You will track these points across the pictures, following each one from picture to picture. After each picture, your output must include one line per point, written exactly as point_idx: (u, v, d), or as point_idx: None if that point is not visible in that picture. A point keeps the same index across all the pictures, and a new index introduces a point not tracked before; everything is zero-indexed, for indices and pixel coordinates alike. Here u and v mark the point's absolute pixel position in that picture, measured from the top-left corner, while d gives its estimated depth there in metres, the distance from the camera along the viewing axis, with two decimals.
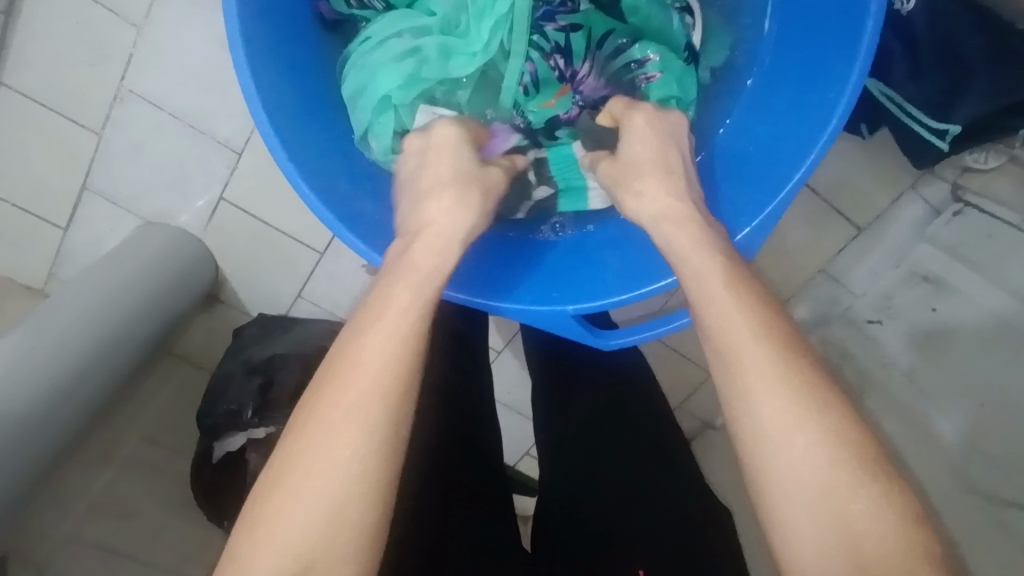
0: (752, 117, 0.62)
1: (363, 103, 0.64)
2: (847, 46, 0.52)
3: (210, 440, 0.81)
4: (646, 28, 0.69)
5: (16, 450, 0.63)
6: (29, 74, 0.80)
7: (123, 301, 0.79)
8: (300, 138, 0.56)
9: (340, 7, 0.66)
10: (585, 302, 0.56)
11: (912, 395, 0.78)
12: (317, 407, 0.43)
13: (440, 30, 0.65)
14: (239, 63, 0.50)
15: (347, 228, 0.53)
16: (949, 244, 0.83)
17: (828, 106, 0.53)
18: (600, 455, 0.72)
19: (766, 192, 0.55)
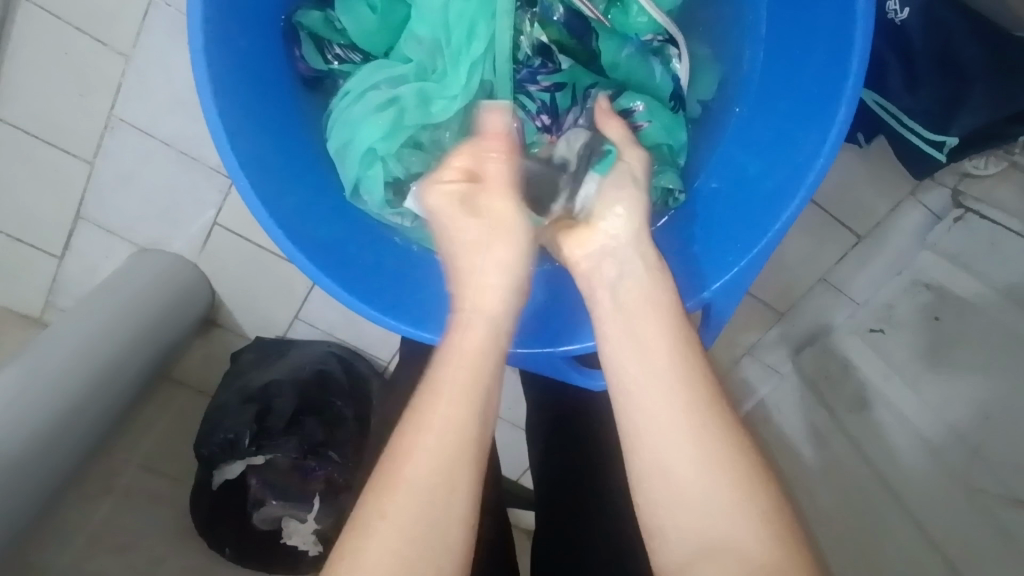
0: (741, 144, 0.60)
1: (350, 157, 0.61)
2: (836, 66, 0.51)
3: (206, 468, 0.80)
4: (630, 74, 0.65)
5: (13, 489, 0.63)
6: (18, 106, 0.80)
7: (120, 331, 0.79)
8: (280, 185, 0.55)
9: (318, 64, 0.64)
10: (571, 343, 0.56)
11: (916, 405, 0.77)
12: (416, 420, 0.43)
13: (416, 77, 0.62)
14: (211, 113, 0.49)
15: (327, 275, 0.53)
16: (951, 251, 0.82)
17: (822, 128, 0.51)
18: (594, 481, 0.70)
19: (760, 223, 0.53)
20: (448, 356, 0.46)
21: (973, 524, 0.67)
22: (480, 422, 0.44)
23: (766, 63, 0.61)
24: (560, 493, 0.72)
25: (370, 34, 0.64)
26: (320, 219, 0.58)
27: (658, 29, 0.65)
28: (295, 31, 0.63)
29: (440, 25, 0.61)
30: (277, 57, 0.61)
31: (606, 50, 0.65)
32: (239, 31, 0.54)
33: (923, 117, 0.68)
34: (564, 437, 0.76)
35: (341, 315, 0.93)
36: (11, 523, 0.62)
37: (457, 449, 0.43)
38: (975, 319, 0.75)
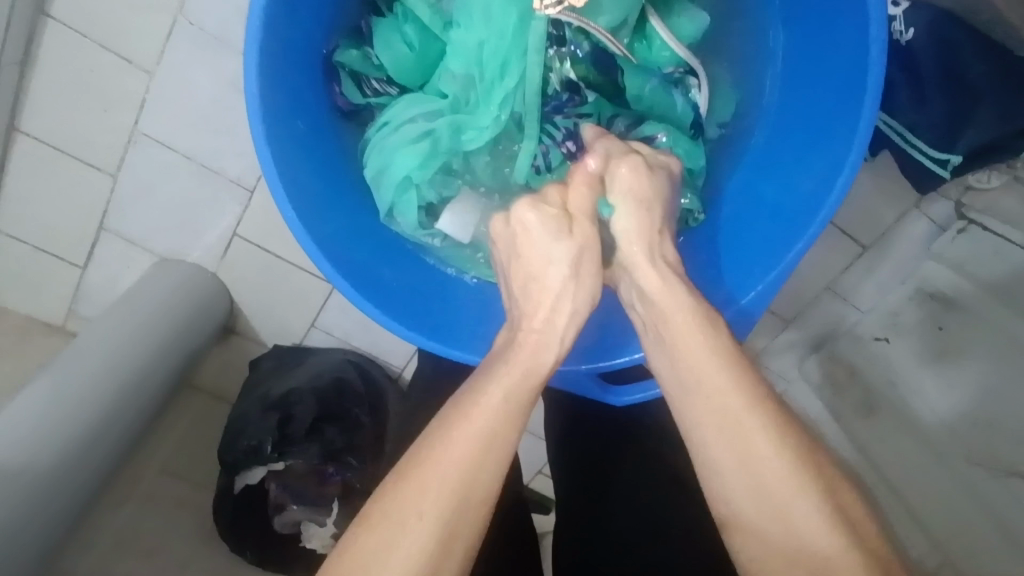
0: (760, 170, 0.63)
1: (385, 184, 0.63)
2: (854, 94, 0.53)
3: (229, 473, 0.83)
4: (654, 107, 0.66)
5: (46, 498, 0.65)
6: (43, 122, 0.82)
7: (144, 342, 0.81)
8: (319, 211, 0.56)
9: (356, 98, 0.65)
10: (599, 361, 0.58)
11: (924, 416, 0.80)
12: (422, 465, 0.44)
13: (450, 110, 0.63)
14: (259, 143, 0.51)
15: (367, 299, 0.54)
16: (956, 261, 0.83)
17: (840, 153, 0.53)
18: (613, 477, 0.74)
19: (780, 248, 0.55)
20: (470, 406, 0.46)
21: None
22: (489, 468, 0.44)
23: (784, 90, 0.63)
24: (580, 489, 0.75)
25: (404, 69, 0.65)
26: (356, 245, 0.59)
27: (680, 61, 0.67)
28: (335, 70, 0.64)
29: (474, 60, 0.61)
30: (315, 83, 0.62)
31: (632, 84, 0.65)
32: (284, 62, 0.55)
33: (929, 134, 0.70)
34: (581, 434, 0.79)
35: (357, 323, 0.95)
36: (47, 530, 0.65)
37: (463, 490, 0.43)
38: (981, 332, 0.77)
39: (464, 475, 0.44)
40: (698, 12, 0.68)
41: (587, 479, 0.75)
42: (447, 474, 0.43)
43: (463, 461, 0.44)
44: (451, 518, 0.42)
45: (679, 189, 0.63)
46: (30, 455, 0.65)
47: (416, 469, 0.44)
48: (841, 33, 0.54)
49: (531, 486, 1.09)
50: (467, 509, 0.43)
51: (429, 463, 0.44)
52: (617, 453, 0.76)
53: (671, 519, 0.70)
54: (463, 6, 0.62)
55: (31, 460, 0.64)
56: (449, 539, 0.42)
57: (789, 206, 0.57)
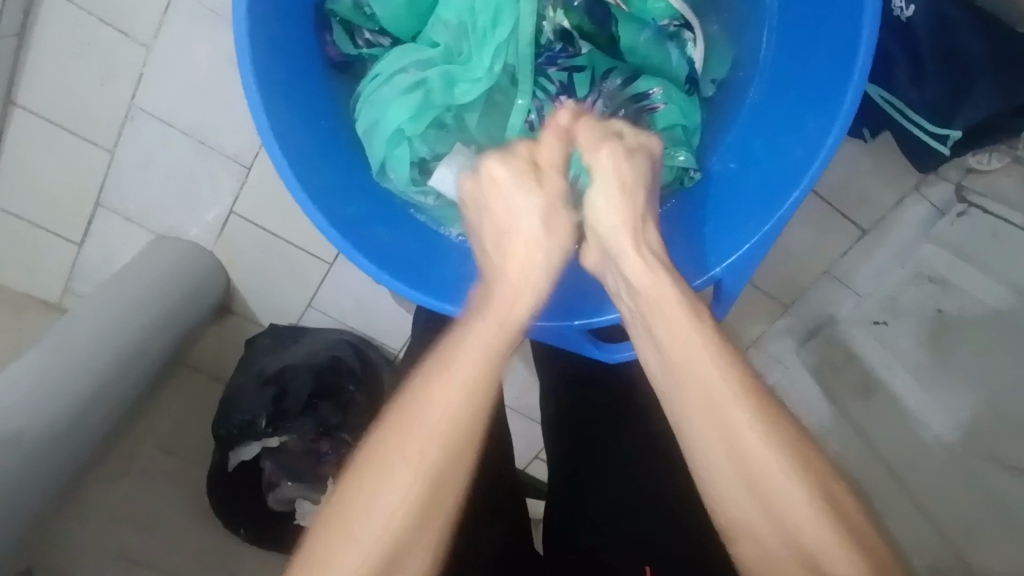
0: (751, 132, 0.62)
1: (377, 137, 0.62)
2: (845, 52, 0.52)
3: (223, 449, 0.83)
4: (649, 59, 0.67)
5: (38, 468, 0.65)
6: (40, 95, 0.81)
7: (139, 318, 0.81)
8: (311, 165, 0.56)
9: (348, 48, 0.65)
10: (589, 317, 0.58)
11: (918, 399, 0.80)
12: (388, 444, 0.46)
13: (443, 61, 0.64)
14: (250, 92, 0.50)
15: (358, 251, 0.54)
16: (954, 244, 0.83)
17: (829, 114, 0.53)
18: (606, 449, 0.73)
19: (766, 208, 0.55)
20: (430, 382, 0.47)
21: (977, 513, 0.70)
22: (464, 441, 0.46)
23: (779, 50, 0.62)
24: (571, 459, 0.75)
25: (398, 19, 0.65)
26: (348, 202, 0.59)
27: (674, 14, 0.67)
28: (326, 18, 0.64)
29: (465, 9, 0.62)
30: (310, 46, 0.62)
31: (626, 35, 0.66)
32: (275, 14, 0.55)
33: (926, 110, 0.70)
34: (578, 406, 0.78)
35: (353, 303, 0.94)
36: (38, 500, 0.65)
37: (448, 436, 0.46)
38: (978, 312, 0.76)
39: (439, 448, 0.45)
40: None
41: (581, 451, 0.75)
42: (423, 452, 0.45)
43: (441, 436, 0.46)
44: (423, 489, 0.45)
45: (673, 146, 0.63)
46: (21, 425, 0.65)
47: (391, 445, 0.46)
48: None
49: (527, 471, 1.09)
50: (445, 482, 0.45)
51: (402, 440, 0.46)
52: (611, 424, 0.75)
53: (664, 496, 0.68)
54: None
55: (23, 429, 0.64)
56: (424, 514, 0.44)
57: (776, 167, 0.57)
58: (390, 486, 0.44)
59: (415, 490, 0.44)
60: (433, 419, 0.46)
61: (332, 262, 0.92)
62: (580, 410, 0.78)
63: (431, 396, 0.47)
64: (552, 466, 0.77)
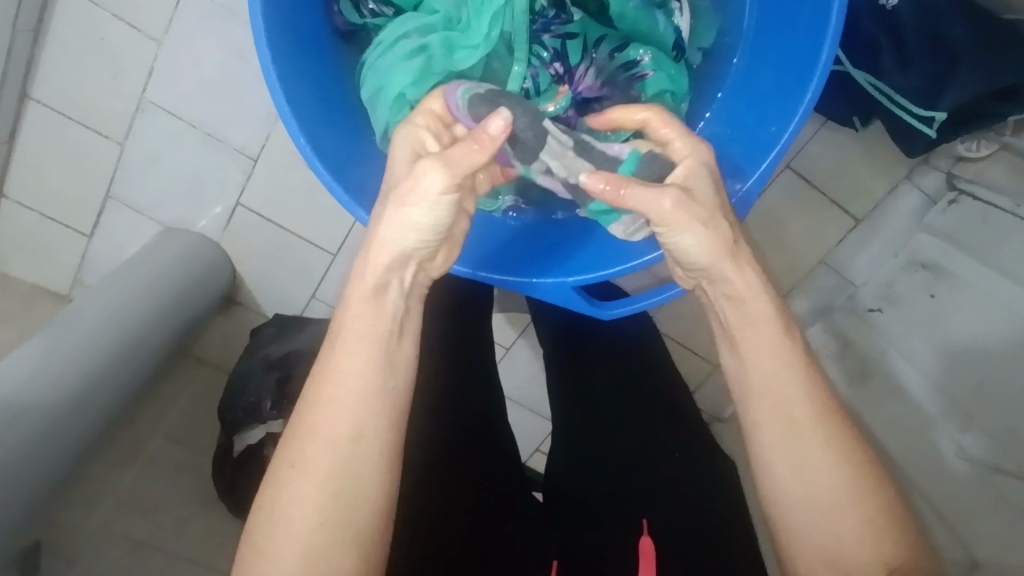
0: (735, 100, 0.65)
1: (380, 102, 0.63)
2: (818, 20, 0.54)
3: (230, 434, 0.85)
4: (637, 26, 0.68)
5: (47, 446, 0.66)
6: (55, 89, 0.84)
7: (145, 307, 0.83)
8: (320, 132, 0.58)
9: (354, 18, 0.68)
10: (583, 274, 0.59)
11: (916, 384, 0.81)
12: (308, 407, 0.46)
13: (443, 27, 0.65)
14: (264, 61, 0.52)
15: (361, 207, 0.55)
16: (946, 231, 0.84)
17: (804, 79, 0.55)
18: (607, 432, 0.74)
19: (746, 170, 0.58)
20: (339, 339, 0.46)
21: (976, 491, 0.71)
22: (346, 473, 0.45)
23: (761, 19, 0.64)
24: (576, 441, 0.76)
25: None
26: (355, 166, 0.61)
27: None
28: None
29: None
30: (318, 31, 0.65)
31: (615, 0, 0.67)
32: None
33: (913, 94, 0.72)
34: (580, 389, 0.80)
35: None
36: (46, 476, 0.66)
37: (361, 392, 0.46)
38: (968, 294, 0.77)
39: (316, 485, 0.45)
40: None
41: (587, 425, 0.76)
42: (303, 493, 0.45)
43: (320, 474, 0.45)
44: (313, 531, 0.44)
45: (662, 111, 0.67)
46: (29, 402, 0.66)
47: (273, 492, 0.45)
48: None
49: (528, 463, 1.10)
50: (334, 519, 0.44)
51: (285, 485, 0.45)
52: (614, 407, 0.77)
53: (667, 463, 0.69)
54: None
55: (30, 407, 0.66)
56: (317, 557, 0.44)
57: (756, 133, 0.60)
58: (279, 534, 0.44)
59: (305, 534, 0.44)
60: (310, 456, 0.45)
61: (336, 253, 0.93)
62: (586, 387, 0.80)
63: (305, 436, 0.46)
64: (558, 443, 0.79)
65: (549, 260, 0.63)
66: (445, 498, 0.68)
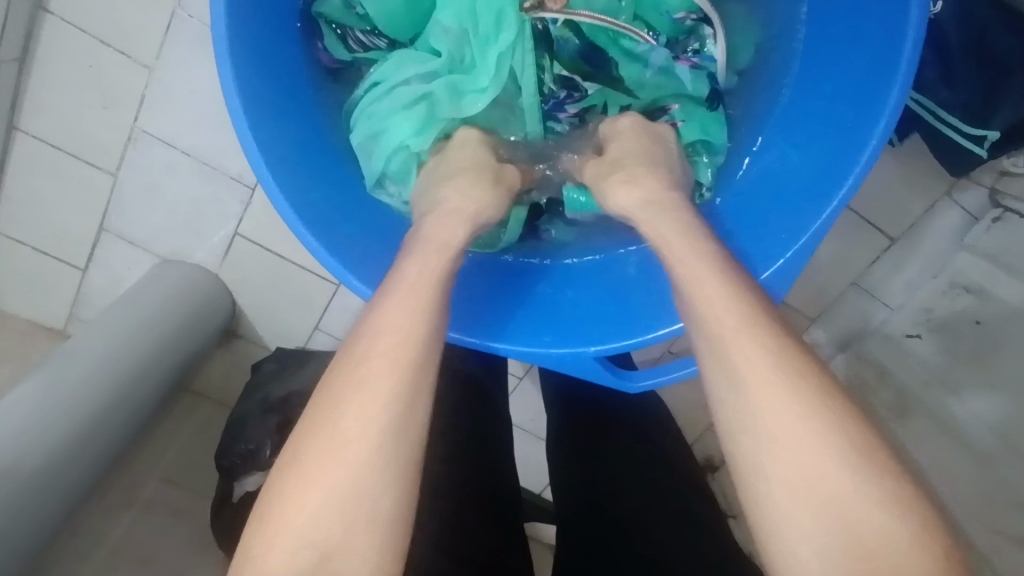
0: (776, 146, 0.60)
1: (378, 150, 0.62)
2: (885, 57, 0.50)
3: (229, 479, 0.80)
4: (661, 88, 0.67)
5: (39, 503, 0.62)
6: (45, 120, 0.80)
7: (144, 343, 0.79)
8: (306, 186, 0.55)
9: (341, 54, 0.65)
10: (604, 343, 0.53)
11: (962, 417, 0.75)
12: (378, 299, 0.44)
13: (447, 69, 0.63)
14: (237, 115, 0.49)
15: (349, 270, 0.52)
16: (992, 252, 0.78)
17: (868, 121, 0.50)
18: (618, 481, 0.71)
19: (796, 223, 0.52)
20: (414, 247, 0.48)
21: None
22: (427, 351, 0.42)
23: (809, 58, 0.59)
24: (579, 490, 0.73)
25: (395, 22, 0.66)
26: (343, 219, 0.57)
27: (692, 7, 0.67)
28: (315, 21, 0.64)
29: (466, 14, 0.62)
30: (302, 66, 0.61)
31: (634, 63, 0.67)
32: (258, 26, 0.54)
33: (960, 110, 0.66)
34: (583, 434, 0.78)
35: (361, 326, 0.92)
36: (37, 535, 0.62)
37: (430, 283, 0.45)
38: (1021, 322, 0.71)
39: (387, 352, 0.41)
40: None
41: (592, 475, 0.74)
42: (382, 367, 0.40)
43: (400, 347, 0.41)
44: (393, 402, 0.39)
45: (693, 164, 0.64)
46: (18, 454, 0.62)
47: (341, 372, 0.40)
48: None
49: (541, 496, 1.05)
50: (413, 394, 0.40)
51: (358, 360, 0.40)
52: (618, 458, 0.74)
53: (683, 529, 0.66)
54: None
55: (16, 462, 0.61)
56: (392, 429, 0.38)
57: (810, 179, 0.54)
58: (353, 406, 0.39)
59: (382, 398, 0.39)
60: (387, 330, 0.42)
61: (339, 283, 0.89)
62: (592, 436, 0.77)
63: (379, 317, 0.43)
64: (561, 496, 0.75)
65: (565, 315, 0.58)
66: (448, 558, 0.64)
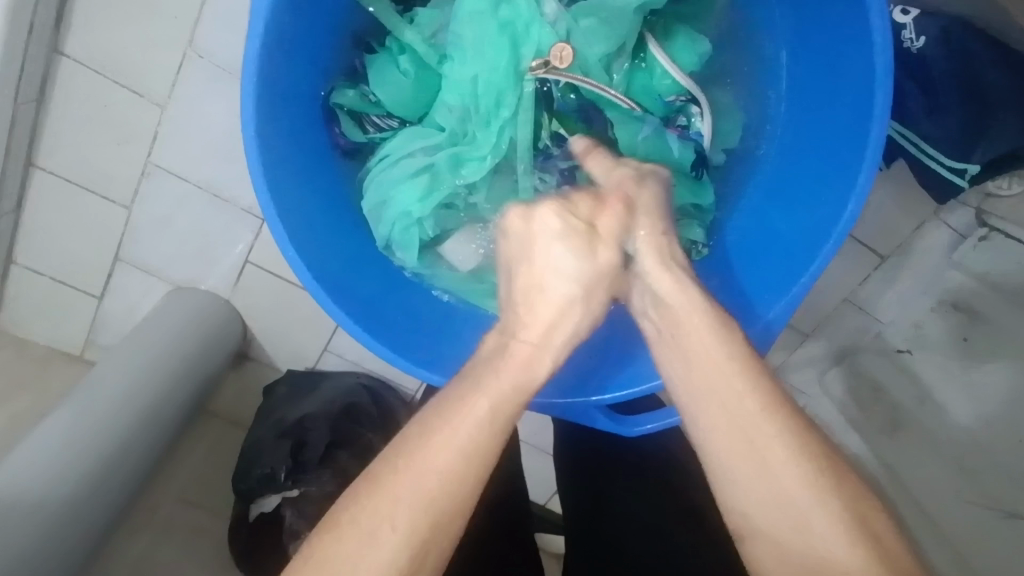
0: (765, 196, 0.64)
1: (386, 217, 0.64)
2: (861, 107, 0.54)
3: (245, 501, 0.83)
4: (651, 152, 0.64)
5: (71, 531, 0.65)
6: (62, 156, 0.83)
7: (161, 374, 0.82)
8: (323, 253, 0.58)
9: (357, 136, 0.66)
10: (605, 392, 0.58)
11: (950, 430, 0.78)
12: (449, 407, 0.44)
13: (449, 143, 0.64)
14: (263, 198, 0.52)
15: (370, 335, 0.55)
16: (978, 271, 0.80)
17: (852, 167, 0.54)
18: (614, 489, 0.78)
19: (791, 273, 0.56)
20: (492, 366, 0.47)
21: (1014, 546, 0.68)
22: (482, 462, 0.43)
23: (788, 107, 0.64)
24: (585, 502, 0.79)
25: (404, 101, 0.66)
26: (359, 280, 0.60)
27: (679, 89, 0.68)
28: (333, 111, 0.65)
29: (469, 93, 0.62)
30: (316, 119, 0.63)
31: (623, 135, 0.65)
32: (280, 103, 0.56)
33: (943, 143, 0.69)
34: (584, 455, 0.83)
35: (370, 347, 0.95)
36: (69, 560, 0.65)
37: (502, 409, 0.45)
38: (1006, 341, 0.74)
39: (442, 471, 0.42)
40: (696, 40, 0.69)
41: (591, 484, 0.80)
42: (432, 462, 0.42)
43: (462, 447, 0.43)
44: (434, 511, 0.41)
45: (684, 222, 0.65)
46: (47, 487, 0.65)
47: (388, 468, 0.42)
48: (847, 50, 0.54)
49: (546, 506, 1.08)
50: (462, 491, 0.42)
51: (414, 454, 0.43)
52: (618, 467, 0.80)
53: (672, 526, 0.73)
54: (455, 39, 0.62)
55: (47, 494, 0.64)
56: (436, 522, 0.41)
57: (802, 228, 0.58)
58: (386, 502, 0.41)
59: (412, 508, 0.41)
60: (449, 435, 0.43)
61: None
62: (591, 447, 0.83)
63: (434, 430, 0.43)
64: (566, 503, 0.82)
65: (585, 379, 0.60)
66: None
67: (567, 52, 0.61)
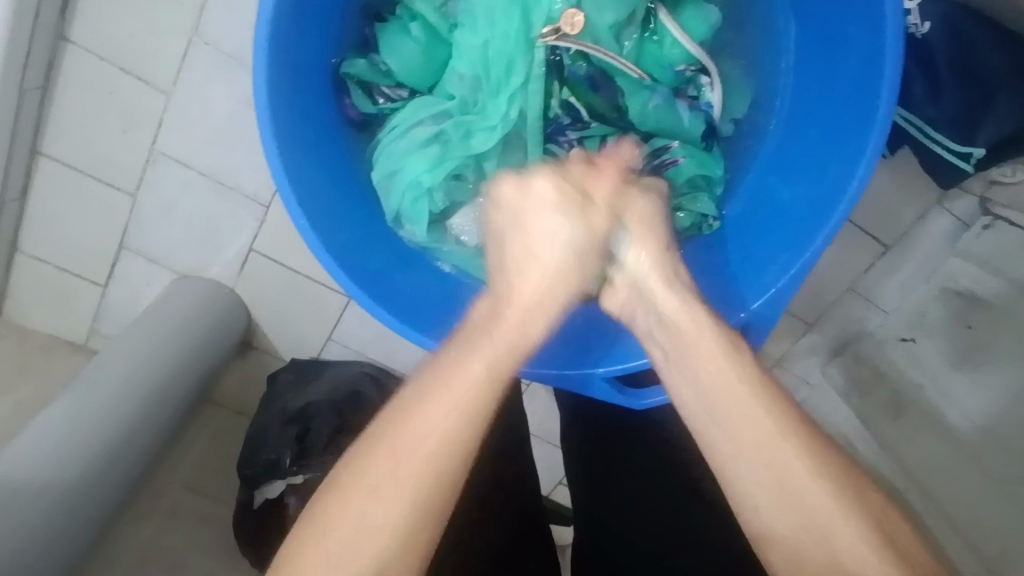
0: (774, 166, 0.64)
1: (395, 188, 0.65)
2: (870, 75, 0.54)
3: (250, 488, 0.83)
4: (661, 123, 0.66)
5: (76, 514, 0.65)
6: (66, 142, 0.83)
7: (166, 359, 0.82)
8: (335, 226, 0.58)
9: (366, 107, 0.67)
10: (610, 363, 0.59)
11: (952, 417, 0.78)
12: (429, 382, 0.46)
13: (459, 112, 0.64)
14: (275, 168, 0.52)
15: (380, 305, 0.56)
16: (980, 257, 0.80)
17: (860, 136, 0.54)
18: (621, 470, 0.78)
19: (798, 241, 0.56)
20: (474, 343, 0.48)
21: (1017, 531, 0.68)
22: (482, 410, 0.45)
23: (799, 78, 0.64)
24: (594, 485, 0.79)
25: (414, 70, 0.66)
26: (368, 253, 0.61)
27: (692, 59, 0.67)
28: (344, 82, 0.65)
29: (479, 62, 0.62)
30: (323, 96, 0.64)
31: (634, 105, 0.66)
32: (289, 73, 0.56)
33: (947, 127, 0.69)
34: (589, 437, 0.83)
35: (374, 334, 0.95)
36: (75, 544, 0.65)
37: (485, 382, 0.46)
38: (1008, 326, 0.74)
39: (426, 445, 0.44)
40: (706, 8, 0.68)
41: (598, 467, 0.80)
42: (416, 432, 0.44)
43: (446, 416, 0.44)
44: (433, 480, 0.43)
45: (690, 195, 0.65)
46: (52, 471, 0.65)
47: (379, 438, 0.44)
48: (857, 21, 0.54)
49: (551, 497, 1.08)
50: (451, 463, 0.44)
51: (396, 427, 0.44)
52: (621, 447, 0.79)
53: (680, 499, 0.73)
54: (468, 9, 0.63)
55: (53, 476, 0.64)
56: (423, 490, 0.43)
57: (809, 197, 0.58)
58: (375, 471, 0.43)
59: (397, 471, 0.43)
60: (431, 409, 0.44)
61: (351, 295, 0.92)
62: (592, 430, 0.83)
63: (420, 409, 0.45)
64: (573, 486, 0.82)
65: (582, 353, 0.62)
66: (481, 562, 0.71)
67: (578, 20, 0.62)
